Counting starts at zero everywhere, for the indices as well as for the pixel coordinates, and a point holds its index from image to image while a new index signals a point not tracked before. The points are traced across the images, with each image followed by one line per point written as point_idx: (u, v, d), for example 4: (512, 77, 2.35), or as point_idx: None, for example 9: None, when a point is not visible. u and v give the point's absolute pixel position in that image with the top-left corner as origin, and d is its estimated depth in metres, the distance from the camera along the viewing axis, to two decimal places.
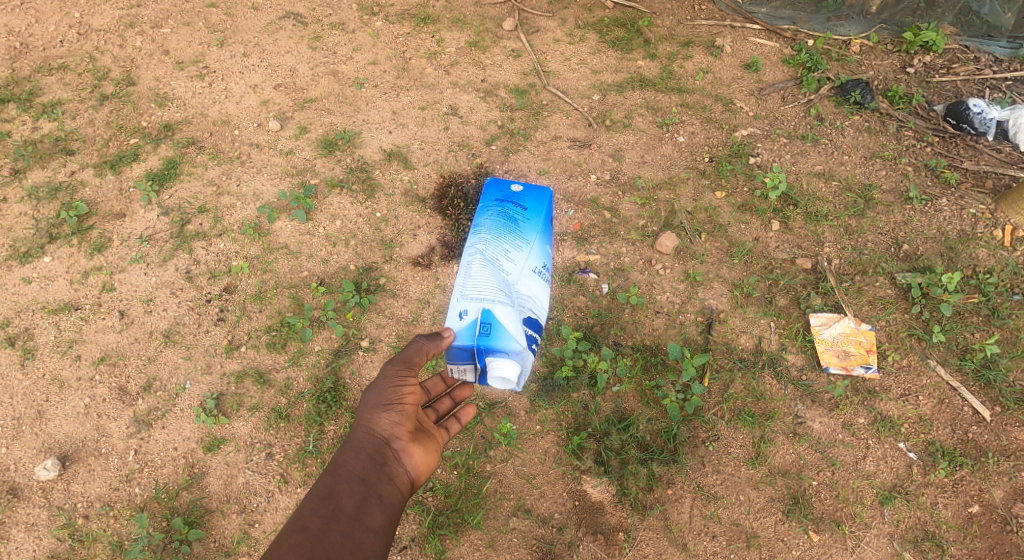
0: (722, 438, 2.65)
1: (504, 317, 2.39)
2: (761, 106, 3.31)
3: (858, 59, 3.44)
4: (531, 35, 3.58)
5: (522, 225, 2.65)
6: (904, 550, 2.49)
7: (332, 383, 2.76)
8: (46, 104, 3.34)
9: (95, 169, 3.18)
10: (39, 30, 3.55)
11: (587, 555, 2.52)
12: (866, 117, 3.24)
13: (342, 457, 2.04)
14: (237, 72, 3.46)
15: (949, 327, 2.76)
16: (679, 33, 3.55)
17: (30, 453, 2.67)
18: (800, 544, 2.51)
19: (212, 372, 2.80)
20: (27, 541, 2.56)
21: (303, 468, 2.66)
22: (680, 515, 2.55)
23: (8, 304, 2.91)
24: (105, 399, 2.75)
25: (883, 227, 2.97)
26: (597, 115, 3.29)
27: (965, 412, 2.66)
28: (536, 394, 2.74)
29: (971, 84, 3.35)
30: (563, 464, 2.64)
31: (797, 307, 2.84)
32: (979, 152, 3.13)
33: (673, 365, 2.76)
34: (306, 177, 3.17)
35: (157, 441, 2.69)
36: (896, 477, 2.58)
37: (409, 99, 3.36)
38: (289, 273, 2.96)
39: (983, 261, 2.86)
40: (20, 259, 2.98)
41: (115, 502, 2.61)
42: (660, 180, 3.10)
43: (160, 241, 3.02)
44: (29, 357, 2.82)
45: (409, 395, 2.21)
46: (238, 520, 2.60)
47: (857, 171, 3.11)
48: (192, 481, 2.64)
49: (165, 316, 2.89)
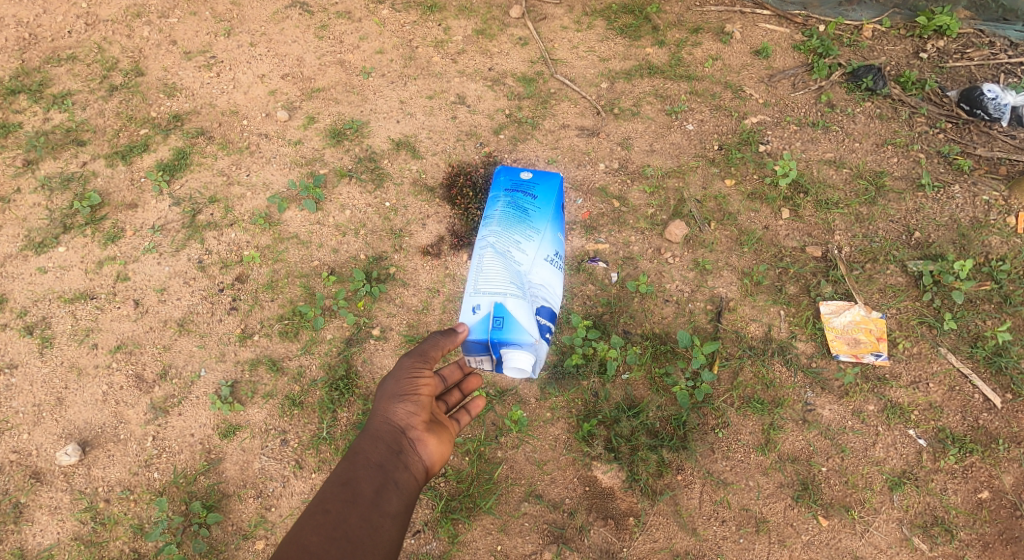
0: (732, 425, 2.67)
1: (517, 310, 2.41)
2: (771, 92, 3.27)
3: (871, 44, 3.38)
4: (539, 23, 3.54)
5: (533, 214, 2.66)
6: (913, 534, 2.50)
7: (345, 371, 2.79)
8: (56, 95, 3.35)
9: (106, 159, 3.21)
10: (47, 21, 3.56)
11: (598, 540, 2.55)
12: (878, 103, 3.20)
13: (360, 445, 2.08)
14: (244, 62, 3.46)
15: (960, 315, 2.75)
16: (688, 19, 3.50)
17: (51, 439, 2.73)
18: (809, 529, 2.53)
19: (226, 360, 2.84)
20: (52, 524, 2.63)
21: (318, 454, 2.71)
22: (690, 500, 2.58)
23: (25, 293, 2.95)
24: (123, 386, 2.80)
25: (894, 214, 2.94)
26: (605, 103, 3.27)
27: (976, 399, 2.65)
28: (547, 381, 2.75)
29: (985, 69, 3.29)
30: (573, 450, 2.66)
31: (807, 295, 2.83)
32: (992, 138, 3.09)
33: (683, 353, 2.77)
34: (315, 167, 3.17)
35: (175, 428, 2.75)
36: (906, 463, 2.59)
37: (416, 88, 3.35)
38: (300, 263, 2.99)
39: (996, 248, 2.83)
40: (36, 250, 3.02)
41: (136, 486, 2.67)
42: (669, 168, 3.08)
43: (172, 230, 3.05)
44: (47, 345, 2.87)
45: (424, 386, 2.23)
46: (255, 505, 2.66)
47: (868, 158, 3.07)
48: (209, 466, 2.70)
49: (179, 306, 2.93)
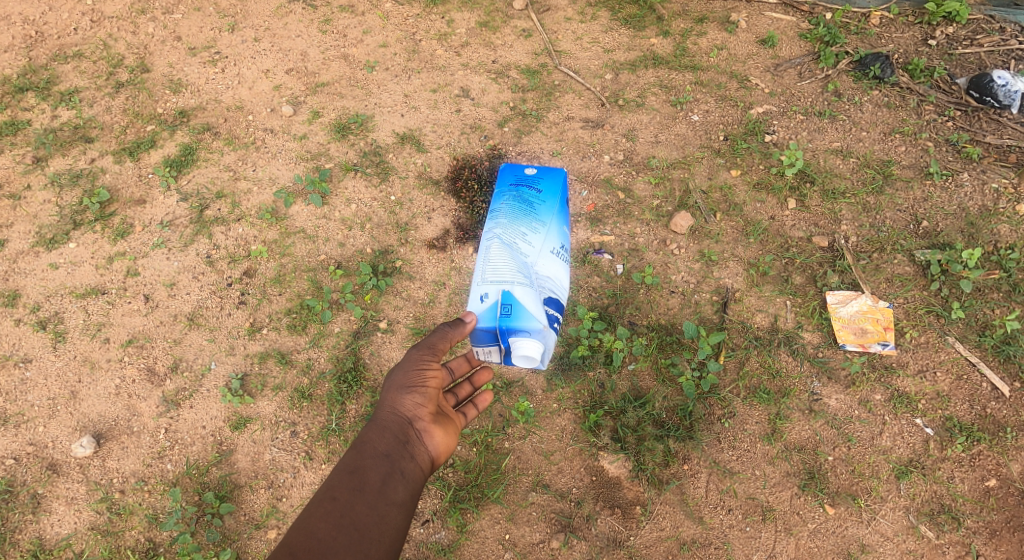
0: (738, 415, 2.67)
1: (524, 298, 2.42)
2: (777, 82, 3.24)
3: (878, 32, 3.34)
4: (543, 14, 3.52)
5: (539, 207, 2.66)
6: (919, 522, 2.51)
7: (353, 364, 2.82)
8: (64, 92, 3.37)
9: (114, 156, 3.23)
10: (53, 18, 3.58)
11: (605, 529, 2.57)
12: (886, 92, 3.16)
13: (368, 434, 2.10)
14: (248, 57, 3.46)
15: (968, 303, 2.74)
16: (692, 8, 3.46)
17: (66, 432, 2.78)
18: (816, 517, 2.54)
19: (236, 354, 2.87)
20: (69, 514, 2.67)
21: (327, 446, 2.74)
22: (696, 490, 2.60)
23: (38, 289, 2.99)
24: (134, 380, 2.84)
25: (901, 204, 2.93)
26: (610, 95, 3.25)
27: (984, 388, 2.65)
28: (553, 372, 2.77)
29: (996, 55, 3.24)
30: (580, 441, 2.68)
31: (813, 286, 2.83)
32: (1003, 126, 3.05)
33: (689, 344, 2.77)
34: (320, 161, 3.18)
35: (186, 420, 2.78)
36: (913, 452, 2.59)
37: (421, 81, 3.34)
38: (306, 257, 3.00)
39: (1005, 236, 2.81)
40: (47, 245, 3.05)
41: (149, 477, 2.71)
42: (674, 160, 3.07)
43: (180, 225, 3.08)
44: (61, 340, 2.91)
45: (432, 379, 2.25)
46: (266, 495, 2.69)
47: (876, 147, 3.05)
48: (221, 457, 2.74)
49: (188, 300, 2.96)
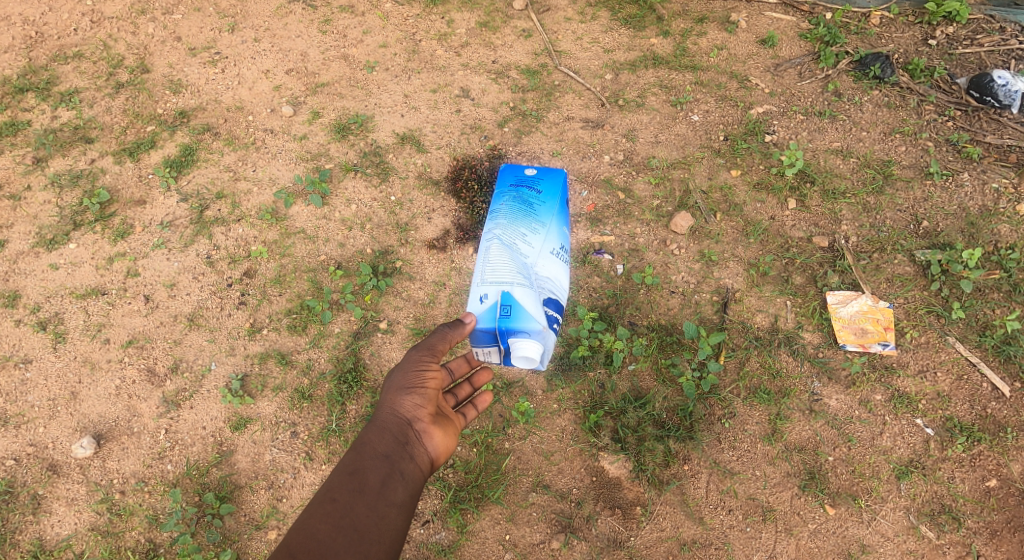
0: (738, 416, 2.67)
1: (523, 299, 2.42)
2: (777, 82, 3.24)
3: (878, 32, 3.33)
4: (543, 14, 3.52)
5: (538, 208, 2.66)
6: (920, 523, 2.51)
7: (353, 364, 2.82)
8: (64, 93, 3.37)
9: (114, 157, 3.23)
10: (53, 18, 3.58)
11: (605, 529, 2.57)
12: (886, 92, 3.16)
13: (368, 435, 2.10)
14: (248, 58, 3.46)
15: (969, 303, 2.73)
16: (692, 8, 3.46)
17: (66, 432, 2.78)
18: (816, 517, 2.54)
19: (236, 354, 2.87)
20: (69, 515, 2.67)
21: (327, 446, 2.74)
22: (697, 490, 2.59)
23: (38, 289, 2.99)
24: (135, 380, 2.84)
25: (902, 204, 2.92)
26: (610, 95, 3.25)
27: (984, 388, 2.65)
28: (553, 373, 2.77)
29: (996, 54, 3.24)
30: (581, 441, 2.68)
31: (813, 286, 2.83)
32: (1003, 126, 3.05)
33: (689, 344, 2.77)
34: (320, 161, 3.18)
35: (186, 421, 2.78)
36: (913, 452, 2.59)
37: (421, 81, 3.34)
38: (306, 257, 3.00)
39: (1005, 236, 2.81)
40: (47, 245, 3.05)
41: (149, 478, 2.71)
42: (674, 160, 3.07)
43: (180, 226, 3.08)
44: (61, 341, 2.90)
45: (431, 380, 2.25)
46: (266, 495, 2.69)
47: (876, 147, 3.05)
48: (221, 458, 2.74)
49: (188, 301, 2.95)
